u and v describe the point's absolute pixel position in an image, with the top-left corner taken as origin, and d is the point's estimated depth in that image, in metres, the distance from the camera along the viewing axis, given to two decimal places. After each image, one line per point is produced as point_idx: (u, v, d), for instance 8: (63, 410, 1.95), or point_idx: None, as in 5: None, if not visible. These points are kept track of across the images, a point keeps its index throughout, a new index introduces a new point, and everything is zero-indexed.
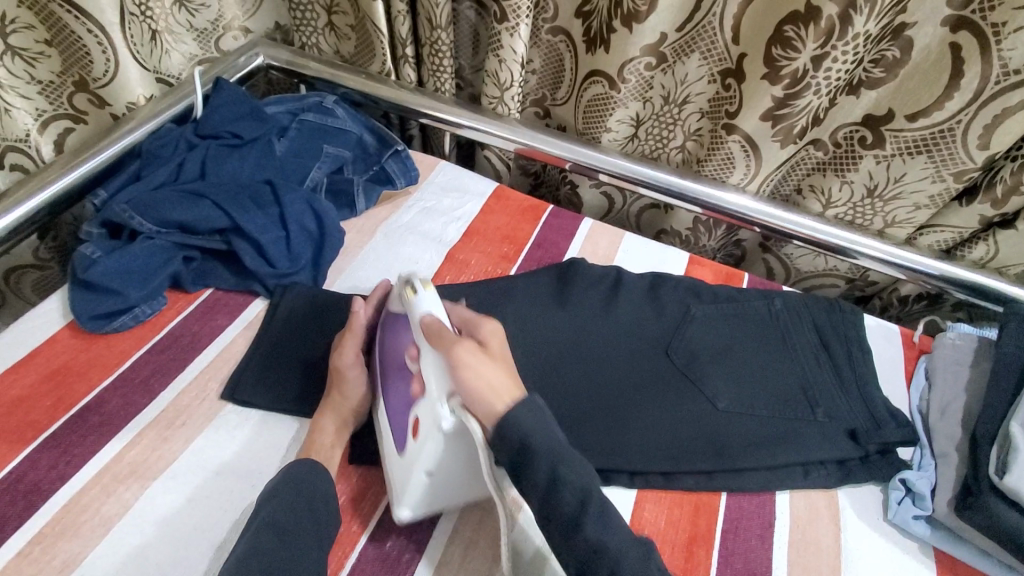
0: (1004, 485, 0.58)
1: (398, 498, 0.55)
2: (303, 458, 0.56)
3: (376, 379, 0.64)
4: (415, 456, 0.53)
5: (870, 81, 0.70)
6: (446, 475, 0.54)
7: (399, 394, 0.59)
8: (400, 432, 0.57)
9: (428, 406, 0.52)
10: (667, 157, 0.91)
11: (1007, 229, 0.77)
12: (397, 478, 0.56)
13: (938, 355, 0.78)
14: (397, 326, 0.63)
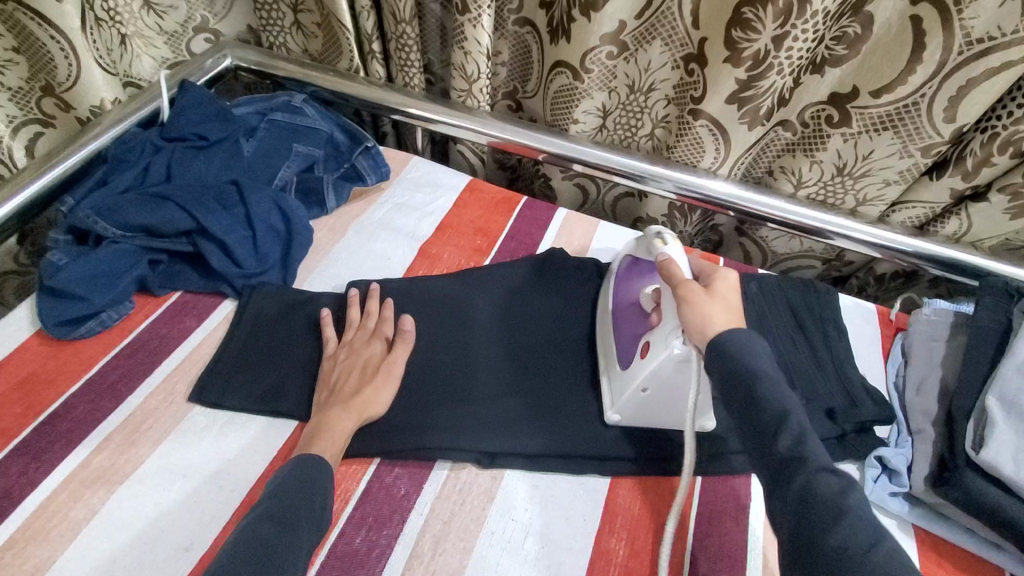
0: (981, 459, 0.56)
1: (607, 404, 0.65)
2: (298, 457, 0.55)
3: (603, 317, 0.72)
4: (637, 372, 0.61)
5: (834, 58, 0.70)
6: (654, 393, 0.61)
7: (631, 321, 0.68)
8: (625, 352, 0.66)
9: (662, 332, 0.60)
10: (637, 144, 0.92)
11: (979, 202, 0.76)
12: (611, 389, 0.65)
13: (914, 331, 0.77)
14: (637, 272, 0.71)
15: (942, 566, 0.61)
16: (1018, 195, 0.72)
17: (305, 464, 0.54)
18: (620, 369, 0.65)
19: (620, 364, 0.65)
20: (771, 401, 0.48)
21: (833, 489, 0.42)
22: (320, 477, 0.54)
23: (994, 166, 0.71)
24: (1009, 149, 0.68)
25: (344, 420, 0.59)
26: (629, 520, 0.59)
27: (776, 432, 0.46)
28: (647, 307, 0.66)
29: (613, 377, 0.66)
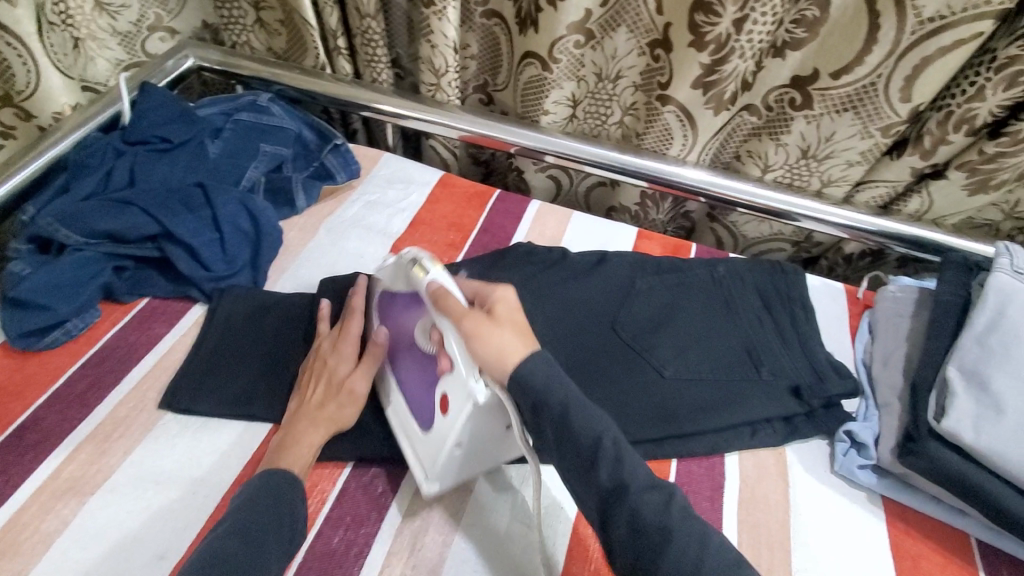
0: (943, 428, 0.58)
1: (421, 475, 0.56)
2: (261, 471, 0.53)
3: (382, 364, 0.64)
4: (443, 431, 0.54)
5: (794, 42, 0.70)
6: (470, 447, 0.54)
7: (419, 375, 0.59)
8: (421, 411, 0.58)
9: (454, 381, 0.52)
10: (607, 134, 0.92)
11: (939, 179, 0.78)
12: (419, 457, 0.57)
13: (880, 308, 0.79)
14: (398, 307, 0.63)
15: (910, 535, 0.63)
16: (976, 171, 0.74)
17: (269, 479, 0.53)
18: (426, 434, 0.57)
19: (422, 427, 0.57)
20: (585, 430, 0.48)
21: (654, 513, 0.46)
22: (288, 490, 0.52)
23: (951, 145, 0.72)
24: (964, 126, 0.70)
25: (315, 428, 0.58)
26: None
27: (596, 466, 0.48)
28: (426, 348, 0.58)
29: (417, 442, 0.57)
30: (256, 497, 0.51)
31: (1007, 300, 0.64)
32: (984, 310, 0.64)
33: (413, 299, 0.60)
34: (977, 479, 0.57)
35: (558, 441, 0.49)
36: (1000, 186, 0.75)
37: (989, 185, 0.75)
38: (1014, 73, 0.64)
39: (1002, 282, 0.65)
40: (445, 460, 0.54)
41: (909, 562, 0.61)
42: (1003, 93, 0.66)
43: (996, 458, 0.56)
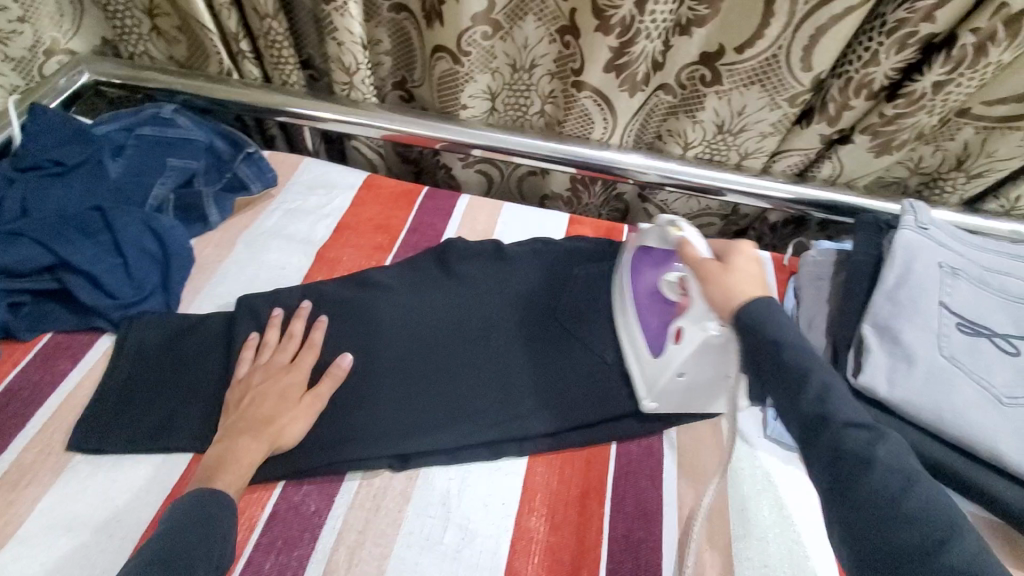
0: (860, 382, 0.60)
1: (642, 391, 0.65)
2: (191, 492, 0.51)
3: (623, 308, 0.71)
4: (671, 359, 0.62)
5: (697, 19, 0.71)
6: (690, 378, 0.62)
7: (659, 315, 0.67)
8: (657, 340, 0.65)
9: (695, 317, 0.59)
10: (530, 123, 0.93)
11: (846, 144, 0.80)
12: (643, 380, 0.65)
13: (803, 273, 0.81)
14: (653, 262, 0.69)
15: None
16: (878, 134, 0.77)
17: (200, 497, 0.51)
18: (653, 358, 0.65)
19: (651, 352, 0.65)
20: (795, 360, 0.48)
21: (861, 442, 0.43)
22: (219, 508, 0.50)
23: (854, 109, 0.75)
24: (863, 91, 0.72)
25: (251, 449, 0.56)
26: (547, 496, 0.60)
27: (799, 398, 0.47)
28: (673, 295, 0.65)
29: (646, 369, 0.65)
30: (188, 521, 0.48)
31: (913, 255, 0.67)
32: (894, 265, 0.66)
33: (667, 256, 0.68)
34: (896, 430, 0.59)
35: (781, 380, 0.49)
36: (903, 146, 0.78)
37: (892, 146, 0.78)
38: (903, 37, 0.66)
39: (907, 238, 0.68)
40: (660, 384, 0.63)
41: None
42: (894, 57, 0.68)
43: (910, 408, 0.58)
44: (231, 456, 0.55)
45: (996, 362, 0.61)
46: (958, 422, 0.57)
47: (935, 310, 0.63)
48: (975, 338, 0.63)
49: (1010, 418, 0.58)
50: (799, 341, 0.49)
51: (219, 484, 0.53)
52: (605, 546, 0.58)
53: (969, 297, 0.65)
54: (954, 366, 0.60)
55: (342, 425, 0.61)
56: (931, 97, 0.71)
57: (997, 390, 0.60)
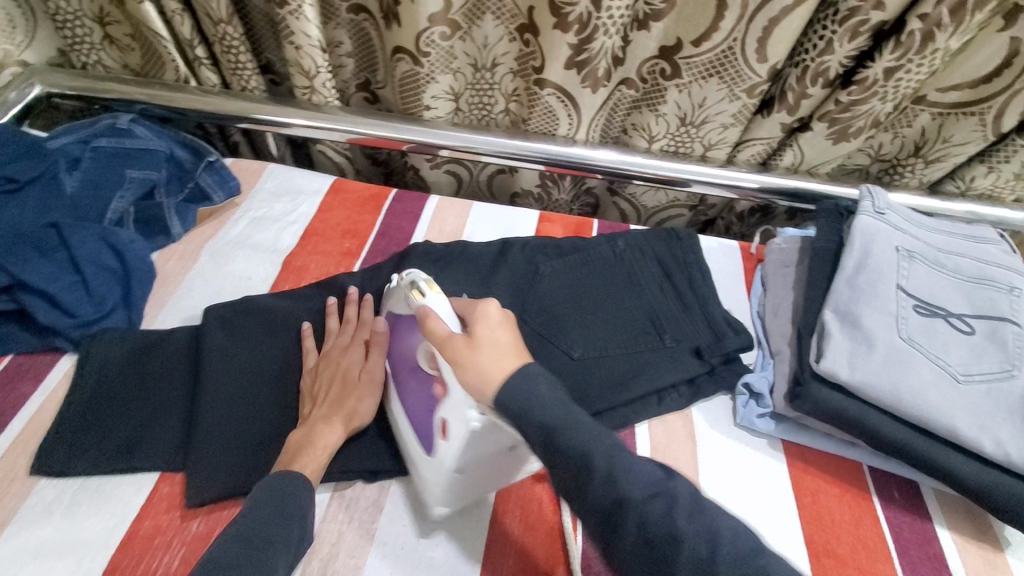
0: (822, 369, 0.61)
1: (432, 496, 0.56)
2: (274, 476, 0.52)
3: (392, 381, 0.63)
4: (444, 458, 0.53)
5: (653, 13, 0.71)
6: (471, 472, 0.54)
7: (421, 400, 0.57)
8: (426, 434, 0.56)
9: (452, 406, 0.51)
10: (495, 122, 0.92)
11: (806, 132, 0.82)
12: (424, 481, 0.57)
13: (769, 260, 0.83)
14: (406, 327, 0.63)
15: (806, 471, 0.67)
16: (836, 122, 0.78)
17: (280, 484, 0.51)
18: (426, 456, 0.56)
19: (425, 449, 0.56)
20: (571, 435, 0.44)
21: (654, 508, 0.41)
22: (297, 498, 0.51)
23: (811, 98, 0.76)
24: (819, 80, 0.73)
25: (328, 431, 0.58)
26: (521, 497, 0.61)
27: (587, 465, 0.43)
28: (429, 372, 0.57)
29: (424, 464, 0.56)
30: (265, 504, 0.49)
31: (871, 240, 0.68)
32: (854, 249, 0.67)
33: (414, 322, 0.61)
34: (857, 413, 0.61)
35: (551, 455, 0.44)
36: (860, 133, 0.79)
37: (849, 133, 0.79)
38: (854, 25, 0.67)
39: (865, 223, 0.69)
40: (444, 480, 0.54)
41: (809, 499, 0.65)
42: (847, 45, 0.69)
43: (871, 391, 0.59)
44: (310, 439, 0.57)
45: (952, 342, 0.63)
46: (916, 403, 0.59)
47: (893, 293, 0.65)
48: (932, 318, 0.64)
49: (965, 395, 0.60)
50: (576, 419, 0.45)
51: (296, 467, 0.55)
52: (580, 542, 0.58)
53: (925, 279, 0.67)
54: (912, 348, 0.62)
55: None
56: (883, 83, 0.72)
57: (954, 369, 0.62)
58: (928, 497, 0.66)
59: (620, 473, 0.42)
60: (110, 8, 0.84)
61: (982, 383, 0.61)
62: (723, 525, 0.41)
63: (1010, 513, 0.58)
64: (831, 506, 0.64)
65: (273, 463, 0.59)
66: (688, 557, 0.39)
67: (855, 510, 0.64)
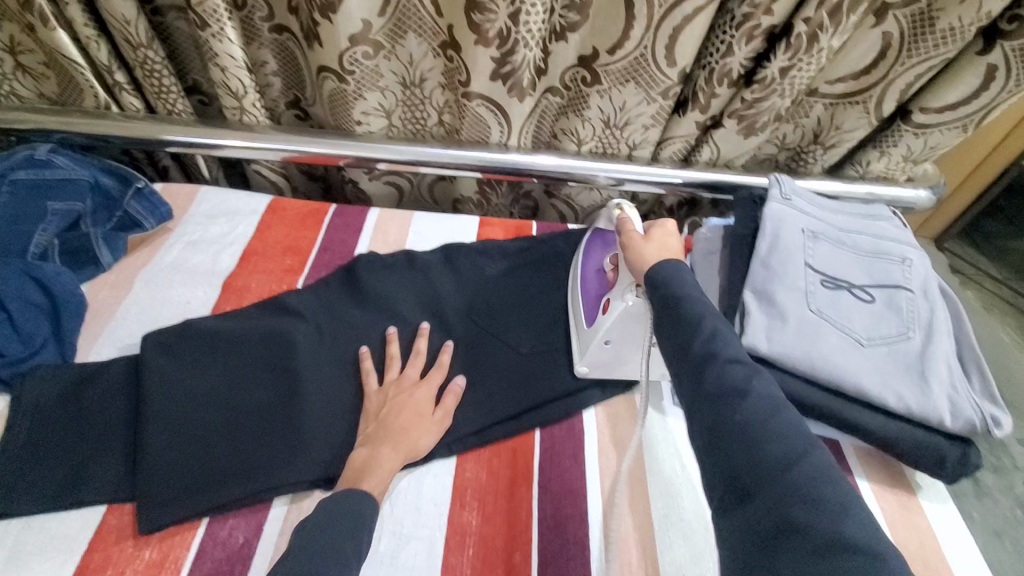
0: (744, 344, 0.66)
1: (576, 357, 0.71)
2: (335, 492, 0.55)
3: (571, 288, 0.77)
4: (598, 327, 0.67)
5: (569, 25, 0.76)
6: (616, 345, 0.67)
7: (599, 289, 0.73)
8: (589, 311, 0.71)
9: (620, 285, 0.66)
10: (430, 134, 0.94)
11: (719, 129, 0.88)
12: (578, 345, 0.71)
13: (697, 250, 0.88)
14: (597, 245, 0.77)
15: None
16: (743, 118, 0.85)
17: (342, 496, 0.54)
18: (585, 328, 0.71)
19: (584, 322, 0.71)
20: (692, 315, 0.52)
21: (736, 379, 0.47)
22: (360, 508, 0.53)
23: (720, 97, 0.83)
24: (725, 80, 0.80)
25: (392, 457, 0.60)
26: (477, 491, 0.63)
27: (692, 342, 0.50)
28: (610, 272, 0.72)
29: (581, 338, 0.71)
30: (332, 512, 0.51)
31: (780, 225, 0.75)
32: (765, 235, 0.73)
33: (610, 241, 0.76)
34: (779, 380, 0.66)
35: (672, 330, 0.52)
36: (765, 127, 0.86)
37: (756, 128, 0.86)
38: (749, 30, 0.74)
39: (773, 210, 0.76)
40: (591, 344, 0.68)
41: None
42: (745, 47, 0.76)
43: (787, 360, 0.65)
44: (373, 464, 0.59)
45: (855, 310, 0.70)
46: (828, 368, 0.64)
47: (801, 271, 0.71)
48: (837, 291, 0.71)
49: (869, 356, 0.66)
50: (698, 298, 0.54)
51: (363, 486, 0.57)
52: (535, 526, 0.61)
53: (829, 256, 0.74)
54: (821, 319, 0.68)
55: (264, 452, 0.61)
56: (780, 81, 0.79)
57: (858, 334, 0.68)
58: (848, 451, 0.73)
59: (737, 359, 0.48)
60: (19, 35, 0.81)
61: (884, 345, 0.68)
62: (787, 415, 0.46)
63: (915, 457, 0.65)
64: None
65: (225, 481, 0.59)
66: (753, 414, 0.45)
67: None
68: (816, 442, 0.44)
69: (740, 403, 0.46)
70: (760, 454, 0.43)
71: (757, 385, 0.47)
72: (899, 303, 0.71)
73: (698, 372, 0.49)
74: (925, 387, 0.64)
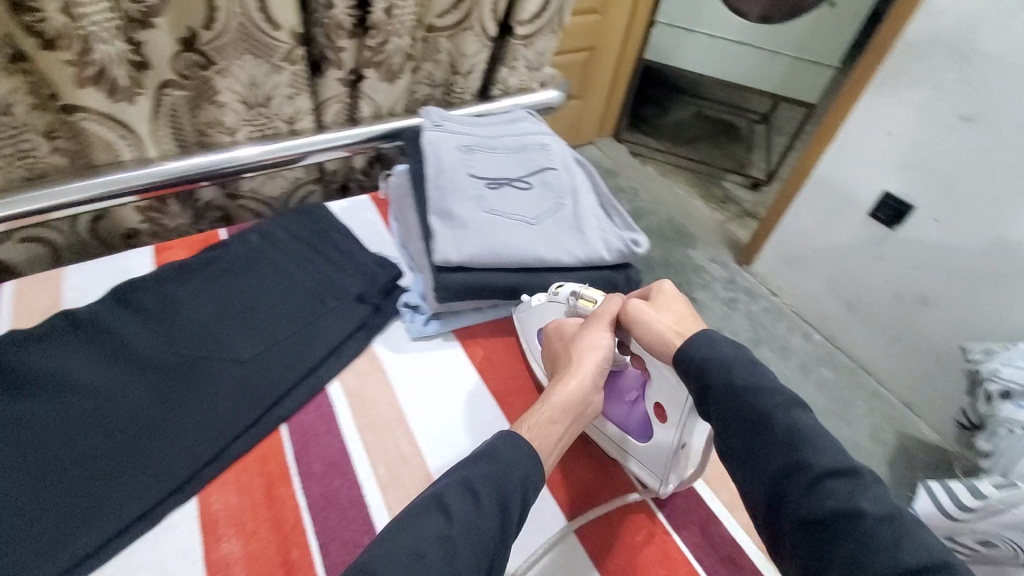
0: (439, 261, 0.72)
1: (655, 480, 0.65)
2: (499, 436, 0.56)
3: None
4: (664, 436, 0.63)
5: (150, 11, 0.69)
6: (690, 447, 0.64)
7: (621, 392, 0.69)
8: (636, 426, 0.67)
9: (662, 382, 0.63)
10: (51, 166, 0.78)
11: (364, 81, 0.91)
12: (647, 469, 0.66)
13: (394, 197, 0.92)
14: None
15: (478, 342, 0.79)
16: (377, 65, 0.89)
17: (507, 441, 0.55)
18: (643, 444, 0.66)
19: (638, 439, 0.67)
20: (758, 407, 0.52)
21: (841, 494, 0.47)
22: (519, 455, 0.54)
23: (345, 50, 0.85)
24: (341, 32, 0.83)
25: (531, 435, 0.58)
26: (230, 517, 0.59)
27: (765, 448, 0.51)
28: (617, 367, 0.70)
29: (643, 456, 0.66)
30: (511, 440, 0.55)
31: (438, 148, 0.82)
32: (429, 161, 0.80)
33: None
34: (479, 279, 0.74)
35: (734, 424, 0.53)
36: (403, 68, 0.92)
37: (396, 71, 0.92)
38: None
39: (429, 137, 0.83)
40: (667, 455, 0.63)
41: (485, 360, 0.77)
42: None
43: (478, 259, 0.73)
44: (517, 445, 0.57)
45: (519, 199, 0.81)
46: (510, 251, 0.75)
47: (468, 181, 0.80)
48: (501, 188, 0.82)
49: (538, 232, 0.78)
50: (772, 391, 0.53)
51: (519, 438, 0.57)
52: (305, 515, 0.59)
53: (486, 161, 0.84)
54: (495, 215, 0.78)
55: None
56: (390, 20, 0.84)
57: (526, 217, 0.80)
58: None
59: (801, 444, 0.50)
60: None
61: (548, 218, 0.81)
62: (899, 519, 0.46)
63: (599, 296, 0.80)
64: (500, 358, 0.78)
65: None
66: (868, 526, 0.45)
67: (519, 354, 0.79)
68: (914, 531, 0.45)
69: (838, 518, 0.46)
70: (864, 547, 0.44)
71: (857, 493, 0.47)
72: (549, 181, 0.85)
73: (783, 450, 0.50)
74: (581, 238, 0.79)
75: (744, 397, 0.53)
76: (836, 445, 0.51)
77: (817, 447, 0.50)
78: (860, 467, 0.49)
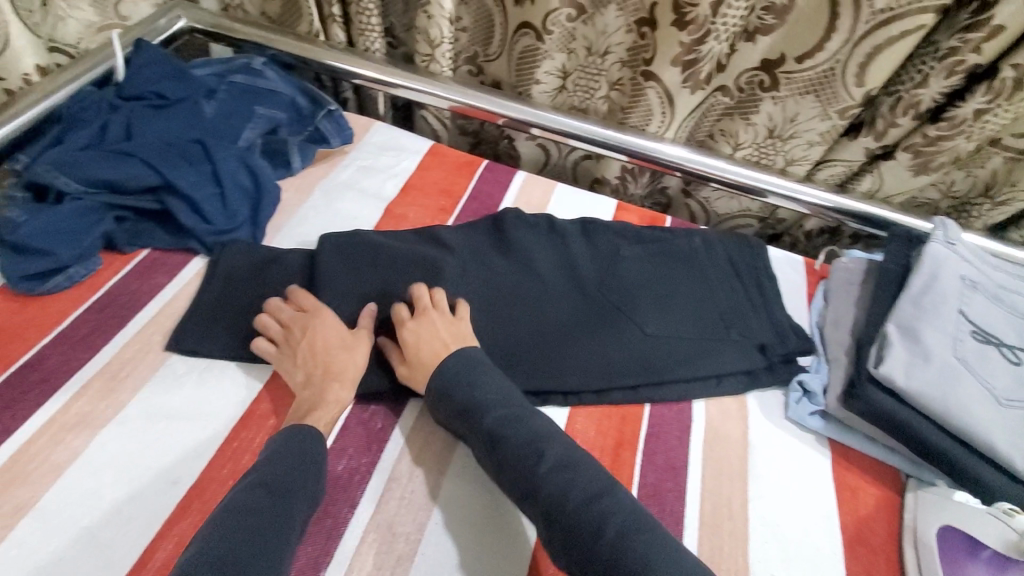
0: (880, 373, 0.66)
1: None
2: (292, 429, 0.57)
3: None
4: None
5: (764, 28, 0.77)
6: None
7: None
8: None
9: None
10: (594, 107, 0.97)
11: (888, 160, 0.87)
12: None
13: (833, 279, 0.87)
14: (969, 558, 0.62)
15: (850, 468, 0.71)
16: (920, 153, 0.83)
17: (292, 438, 0.56)
18: None
19: None
20: (487, 408, 0.58)
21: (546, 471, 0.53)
22: (308, 450, 0.56)
23: (900, 128, 0.81)
24: (910, 111, 0.79)
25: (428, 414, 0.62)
26: (585, 443, 0.67)
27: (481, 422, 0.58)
28: None
29: None
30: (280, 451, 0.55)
31: (939, 265, 0.74)
32: (921, 273, 0.73)
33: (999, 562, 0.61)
34: (906, 418, 0.65)
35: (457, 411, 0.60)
36: (940, 168, 0.85)
37: (930, 167, 0.85)
38: (952, 64, 0.73)
39: (936, 250, 0.75)
40: None
41: (848, 493, 0.69)
42: (942, 82, 0.75)
43: (924, 399, 0.64)
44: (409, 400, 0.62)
45: (1002, 370, 0.68)
46: (962, 415, 0.63)
47: (954, 316, 0.70)
48: (986, 345, 0.70)
49: (1006, 417, 0.65)
50: (472, 403, 0.59)
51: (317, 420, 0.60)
52: (635, 490, 0.65)
53: (984, 309, 0.73)
54: (965, 368, 0.67)
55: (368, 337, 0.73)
56: (971, 123, 0.77)
57: (998, 392, 0.66)
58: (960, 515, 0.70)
59: (526, 432, 0.56)
60: None
61: None
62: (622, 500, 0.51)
63: None
64: (867, 501, 0.69)
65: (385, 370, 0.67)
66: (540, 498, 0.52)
67: (892, 515, 0.68)
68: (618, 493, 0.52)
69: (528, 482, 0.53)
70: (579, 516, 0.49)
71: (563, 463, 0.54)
72: None
73: (531, 476, 0.53)
74: None
75: (496, 431, 0.56)
76: (547, 431, 0.57)
77: (510, 428, 0.56)
78: (551, 448, 0.54)
